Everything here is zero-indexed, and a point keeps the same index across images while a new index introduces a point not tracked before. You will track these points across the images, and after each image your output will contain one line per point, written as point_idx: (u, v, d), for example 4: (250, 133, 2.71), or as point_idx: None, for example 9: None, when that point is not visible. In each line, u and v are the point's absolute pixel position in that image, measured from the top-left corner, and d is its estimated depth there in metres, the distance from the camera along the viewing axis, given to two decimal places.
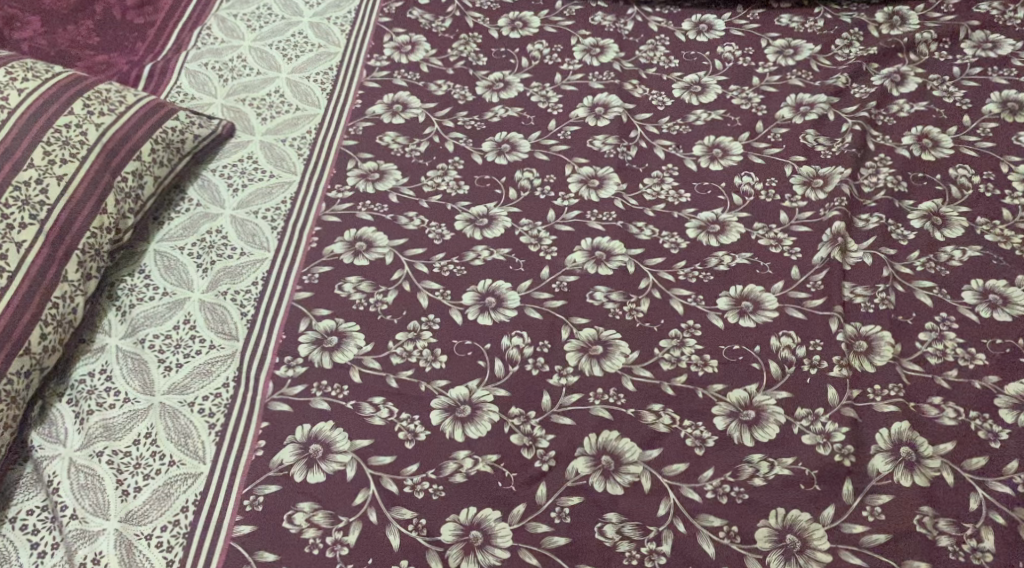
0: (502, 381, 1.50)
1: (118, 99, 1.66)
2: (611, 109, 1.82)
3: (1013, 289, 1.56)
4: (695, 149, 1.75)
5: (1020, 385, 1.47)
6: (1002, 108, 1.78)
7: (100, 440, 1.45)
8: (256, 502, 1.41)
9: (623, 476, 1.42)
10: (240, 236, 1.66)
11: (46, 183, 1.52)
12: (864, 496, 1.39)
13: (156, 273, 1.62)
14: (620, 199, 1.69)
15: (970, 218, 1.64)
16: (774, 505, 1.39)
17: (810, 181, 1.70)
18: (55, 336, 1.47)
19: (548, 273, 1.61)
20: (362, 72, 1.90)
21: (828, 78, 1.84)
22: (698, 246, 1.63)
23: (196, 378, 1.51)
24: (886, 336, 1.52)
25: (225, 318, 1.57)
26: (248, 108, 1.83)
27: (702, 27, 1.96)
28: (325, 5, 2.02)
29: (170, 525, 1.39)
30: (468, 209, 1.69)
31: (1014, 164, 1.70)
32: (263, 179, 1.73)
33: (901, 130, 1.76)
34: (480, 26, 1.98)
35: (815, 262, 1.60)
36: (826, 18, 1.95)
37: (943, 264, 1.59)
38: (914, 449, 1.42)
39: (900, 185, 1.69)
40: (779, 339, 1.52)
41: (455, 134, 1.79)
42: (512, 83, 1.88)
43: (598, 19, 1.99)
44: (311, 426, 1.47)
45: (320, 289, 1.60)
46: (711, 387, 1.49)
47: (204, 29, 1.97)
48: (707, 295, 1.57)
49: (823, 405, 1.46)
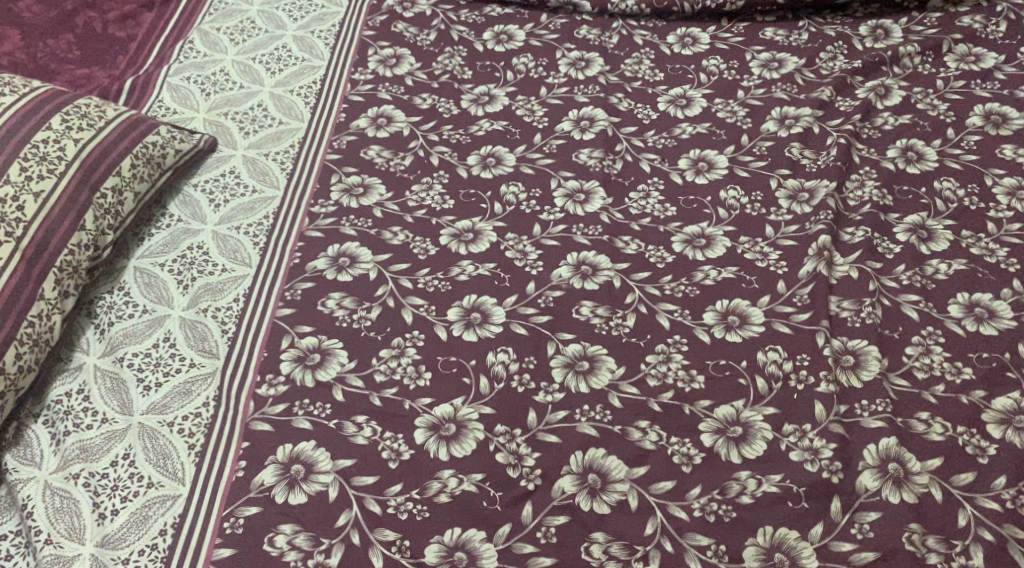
0: (487, 398, 1.49)
1: (97, 114, 1.64)
2: (597, 122, 1.81)
3: (999, 303, 1.55)
4: (680, 162, 1.75)
5: (1007, 400, 1.46)
6: (986, 121, 1.78)
7: (77, 462, 1.43)
8: (237, 524, 1.39)
9: (610, 494, 1.40)
10: (222, 252, 1.64)
11: (23, 200, 1.50)
12: (852, 514, 1.38)
13: (135, 290, 1.60)
14: (605, 213, 1.68)
15: (955, 231, 1.64)
16: (762, 523, 1.37)
17: (796, 195, 1.69)
18: (30, 356, 1.44)
19: (534, 288, 1.59)
20: (346, 85, 1.89)
21: (814, 91, 1.83)
22: (684, 260, 1.62)
23: (176, 397, 1.49)
24: (874, 350, 1.51)
25: (206, 335, 1.55)
26: (231, 122, 1.82)
27: (687, 40, 1.96)
28: (309, 19, 2.01)
29: (147, 549, 1.37)
30: (453, 224, 1.68)
31: (998, 178, 1.70)
32: (245, 194, 1.72)
33: (886, 143, 1.75)
34: (465, 39, 1.97)
35: (801, 275, 1.59)
36: (810, 31, 1.95)
37: (930, 278, 1.58)
38: (902, 465, 1.41)
39: (885, 198, 1.68)
40: (766, 354, 1.51)
41: (440, 148, 1.78)
42: (498, 96, 1.87)
43: (583, 32, 1.98)
44: (292, 446, 1.45)
45: (302, 306, 1.58)
46: (698, 403, 1.47)
47: (186, 43, 1.95)
48: (693, 309, 1.56)
49: (810, 421, 1.45)
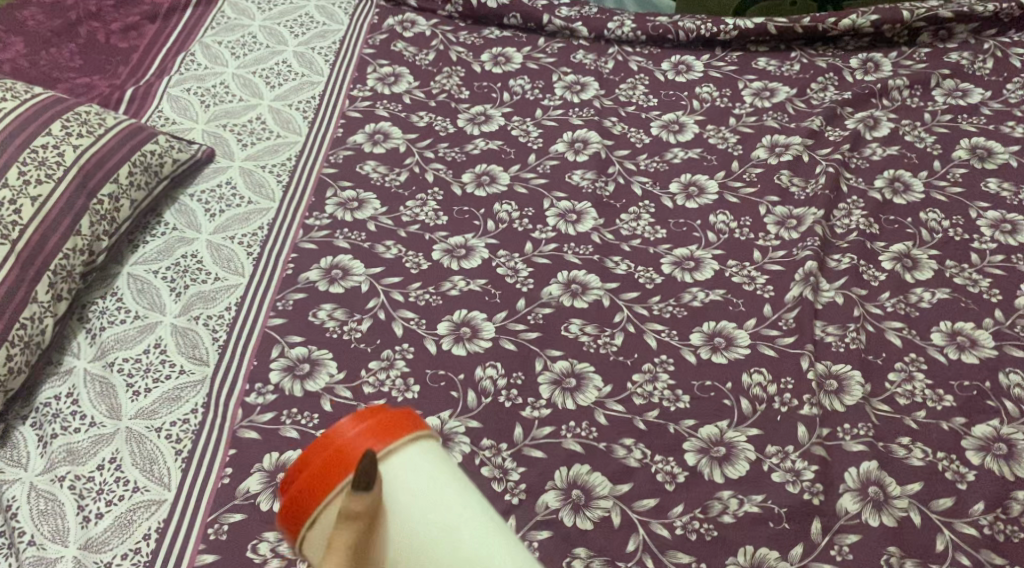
0: (474, 412, 1.50)
1: (98, 121, 1.66)
2: (590, 144, 1.83)
3: (981, 332, 1.58)
4: (671, 186, 1.77)
5: (986, 427, 1.48)
6: (972, 154, 1.81)
7: (64, 465, 1.44)
8: (221, 530, 1.39)
9: (593, 510, 1.41)
10: (215, 261, 1.66)
11: (20, 204, 1.51)
12: (832, 535, 1.39)
13: (128, 296, 1.61)
14: (597, 233, 1.70)
15: (939, 261, 1.66)
16: (743, 542, 1.38)
17: (784, 221, 1.71)
18: (21, 357, 1.46)
19: (524, 304, 1.61)
20: (345, 101, 1.91)
21: (804, 121, 1.87)
22: (673, 281, 1.64)
23: (165, 403, 1.50)
24: (857, 375, 1.53)
25: (196, 343, 1.56)
26: (230, 134, 1.84)
27: (681, 67, 1.99)
28: (311, 35, 2.04)
29: (131, 553, 1.37)
30: (446, 239, 1.70)
31: (983, 210, 1.73)
32: (241, 205, 1.73)
33: (873, 174, 1.79)
34: (463, 60, 2.01)
35: (787, 300, 1.61)
36: (802, 63, 1.99)
37: (913, 306, 1.61)
38: (882, 488, 1.43)
39: (871, 226, 1.71)
40: (751, 376, 1.53)
41: (435, 165, 1.80)
42: (493, 116, 1.90)
43: (579, 56, 2.01)
44: (279, 454, 1.46)
45: (294, 316, 1.60)
46: (683, 422, 1.49)
47: (188, 56, 1.97)
48: (681, 330, 1.58)
49: (793, 443, 1.46)
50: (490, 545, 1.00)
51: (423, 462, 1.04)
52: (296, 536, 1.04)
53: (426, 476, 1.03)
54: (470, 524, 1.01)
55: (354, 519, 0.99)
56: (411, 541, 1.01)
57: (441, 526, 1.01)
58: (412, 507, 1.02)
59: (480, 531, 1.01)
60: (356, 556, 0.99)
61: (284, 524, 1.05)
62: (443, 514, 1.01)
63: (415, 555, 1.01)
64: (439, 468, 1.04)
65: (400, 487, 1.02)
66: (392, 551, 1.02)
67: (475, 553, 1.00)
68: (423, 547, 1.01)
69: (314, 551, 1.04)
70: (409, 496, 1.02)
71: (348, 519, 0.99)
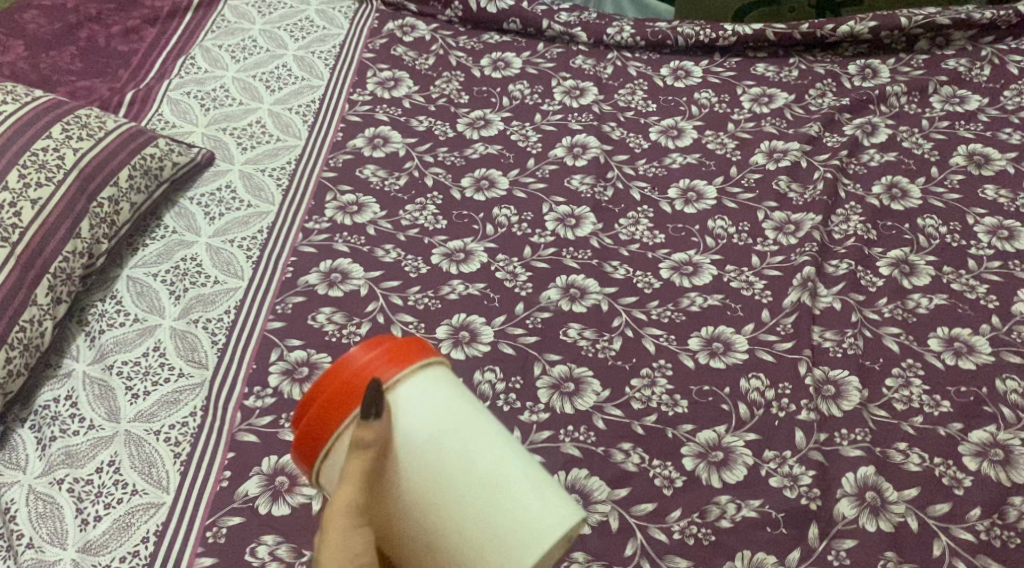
0: None
1: (98, 124, 1.67)
2: (590, 149, 1.84)
3: (978, 338, 1.58)
4: (670, 191, 1.78)
5: (983, 433, 1.49)
6: (969, 160, 1.81)
7: (62, 467, 1.44)
8: (219, 533, 1.39)
9: (591, 514, 1.42)
10: (214, 264, 1.66)
11: (20, 207, 1.52)
12: (829, 540, 1.39)
13: (127, 299, 1.61)
14: (595, 238, 1.71)
15: (937, 266, 1.67)
16: (740, 547, 1.39)
17: (782, 226, 1.72)
18: (20, 360, 1.46)
19: (522, 308, 1.62)
20: (345, 105, 1.91)
21: (802, 127, 1.87)
22: (672, 286, 1.65)
23: (164, 406, 1.50)
24: (854, 380, 1.53)
25: (195, 346, 1.56)
26: (230, 138, 1.84)
27: (680, 72, 2.00)
28: (311, 39, 2.04)
29: (129, 556, 1.37)
30: (445, 243, 1.70)
31: (980, 217, 1.73)
32: (240, 208, 1.74)
33: (871, 180, 1.79)
34: (463, 65, 2.01)
35: (785, 305, 1.61)
36: (800, 69, 2.00)
37: (911, 312, 1.61)
38: (879, 494, 1.43)
39: (869, 232, 1.71)
40: (749, 381, 1.53)
41: (434, 169, 1.81)
42: (493, 120, 1.90)
43: (578, 61, 2.02)
44: (277, 457, 1.46)
45: (293, 319, 1.60)
46: (681, 427, 1.49)
47: (188, 59, 1.98)
48: (679, 335, 1.59)
49: (790, 448, 1.47)
50: (486, 453, 1.16)
51: (427, 389, 1.18)
52: (314, 468, 1.19)
53: (429, 403, 1.17)
54: (470, 440, 1.16)
55: (365, 447, 1.14)
56: (418, 461, 1.15)
57: (443, 445, 1.15)
58: (417, 433, 1.16)
59: (482, 442, 1.16)
60: (368, 480, 1.15)
61: (302, 458, 1.20)
62: (442, 436, 1.16)
63: (419, 476, 1.15)
64: (443, 385, 1.19)
65: (405, 417, 1.16)
66: (401, 473, 1.16)
67: (477, 465, 1.15)
68: (430, 467, 1.15)
69: (330, 478, 1.19)
70: (411, 424, 1.16)
71: (359, 449, 1.14)
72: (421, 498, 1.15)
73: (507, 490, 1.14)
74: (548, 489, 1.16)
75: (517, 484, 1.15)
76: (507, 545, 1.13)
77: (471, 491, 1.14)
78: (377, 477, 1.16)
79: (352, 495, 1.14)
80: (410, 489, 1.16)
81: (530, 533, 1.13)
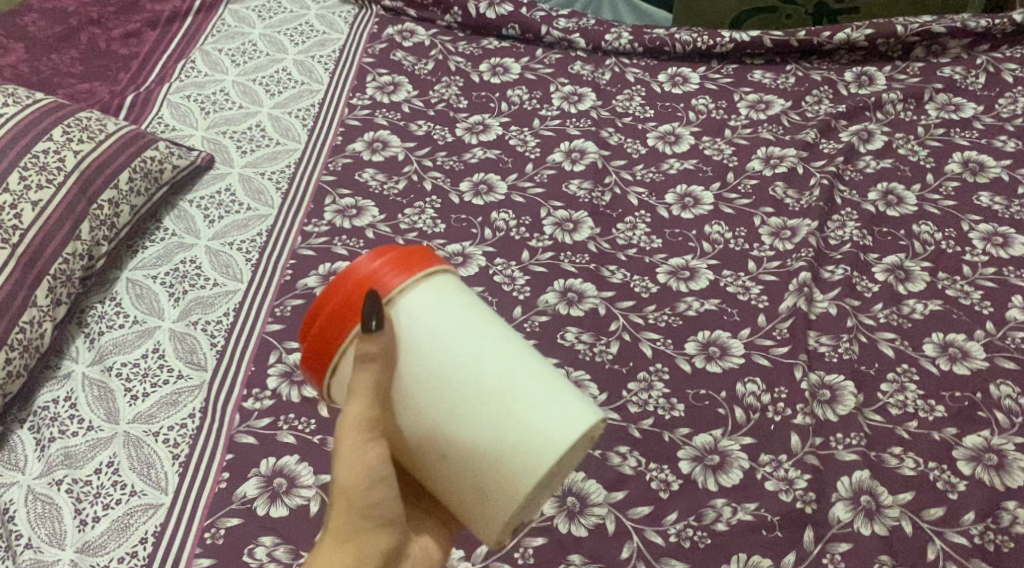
0: None
1: (98, 127, 1.67)
2: (587, 155, 1.85)
3: (972, 343, 1.59)
4: (667, 196, 1.79)
5: (977, 438, 1.50)
6: (964, 167, 1.83)
7: (62, 468, 1.45)
8: (218, 534, 1.40)
9: (588, 517, 1.42)
10: (214, 267, 1.67)
11: (20, 209, 1.52)
12: (824, 544, 1.40)
13: (127, 301, 1.62)
14: (593, 242, 1.72)
15: (932, 272, 1.68)
16: (736, 550, 1.40)
17: (778, 232, 1.73)
18: (20, 361, 1.47)
19: (520, 312, 1.62)
20: (344, 109, 1.92)
21: (799, 133, 1.89)
22: (669, 291, 1.66)
23: (163, 408, 1.51)
24: (849, 385, 1.54)
25: (195, 348, 1.57)
26: (229, 141, 1.85)
27: (677, 79, 2.01)
28: (310, 43, 2.05)
29: (127, 557, 1.38)
30: (443, 247, 1.71)
31: (975, 223, 1.74)
32: (240, 211, 1.75)
33: (867, 186, 1.81)
34: (462, 70, 2.02)
35: (781, 310, 1.62)
36: (797, 76, 2.01)
37: (906, 317, 1.62)
38: (874, 497, 1.44)
39: (865, 238, 1.73)
40: (744, 385, 1.54)
41: (433, 173, 1.82)
42: (492, 125, 1.91)
43: (576, 67, 2.03)
44: (276, 459, 1.46)
45: (292, 321, 1.60)
46: (678, 431, 1.50)
47: (189, 63, 1.99)
48: (676, 339, 1.60)
49: (786, 452, 1.48)
50: (502, 363, 1.09)
51: (437, 297, 1.12)
52: (323, 382, 1.15)
53: (435, 312, 1.11)
54: (479, 345, 1.10)
55: (372, 359, 1.09)
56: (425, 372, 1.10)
57: (451, 355, 1.09)
58: (423, 344, 1.10)
59: (493, 348, 1.10)
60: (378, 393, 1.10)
61: (309, 373, 1.15)
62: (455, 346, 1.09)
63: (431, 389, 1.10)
64: (453, 293, 1.13)
65: (415, 327, 1.10)
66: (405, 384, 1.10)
67: (488, 373, 1.09)
68: (438, 374, 1.09)
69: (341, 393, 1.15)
70: (421, 333, 1.10)
71: (365, 362, 1.09)
72: (431, 409, 1.10)
73: (525, 403, 1.08)
74: (568, 397, 1.10)
75: (530, 387, 1.09)
76: (524, 454, 1.08)
77: (482, 398, 1.08)
78: (385, 391, 1.11)
79: (361, 409, 1.10)
80: (418, 398, 1.10)
81: (545, 441, 1.08)
